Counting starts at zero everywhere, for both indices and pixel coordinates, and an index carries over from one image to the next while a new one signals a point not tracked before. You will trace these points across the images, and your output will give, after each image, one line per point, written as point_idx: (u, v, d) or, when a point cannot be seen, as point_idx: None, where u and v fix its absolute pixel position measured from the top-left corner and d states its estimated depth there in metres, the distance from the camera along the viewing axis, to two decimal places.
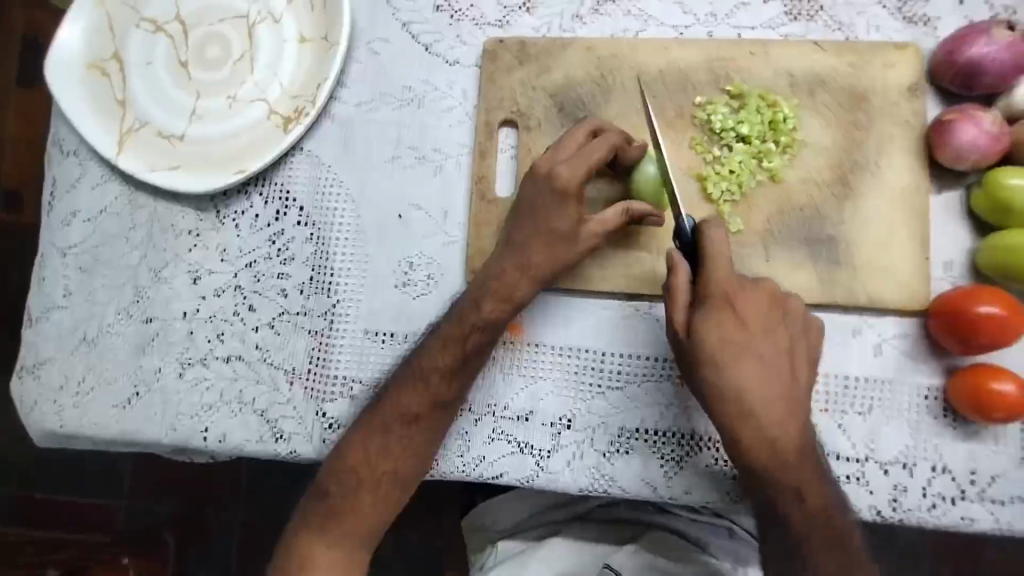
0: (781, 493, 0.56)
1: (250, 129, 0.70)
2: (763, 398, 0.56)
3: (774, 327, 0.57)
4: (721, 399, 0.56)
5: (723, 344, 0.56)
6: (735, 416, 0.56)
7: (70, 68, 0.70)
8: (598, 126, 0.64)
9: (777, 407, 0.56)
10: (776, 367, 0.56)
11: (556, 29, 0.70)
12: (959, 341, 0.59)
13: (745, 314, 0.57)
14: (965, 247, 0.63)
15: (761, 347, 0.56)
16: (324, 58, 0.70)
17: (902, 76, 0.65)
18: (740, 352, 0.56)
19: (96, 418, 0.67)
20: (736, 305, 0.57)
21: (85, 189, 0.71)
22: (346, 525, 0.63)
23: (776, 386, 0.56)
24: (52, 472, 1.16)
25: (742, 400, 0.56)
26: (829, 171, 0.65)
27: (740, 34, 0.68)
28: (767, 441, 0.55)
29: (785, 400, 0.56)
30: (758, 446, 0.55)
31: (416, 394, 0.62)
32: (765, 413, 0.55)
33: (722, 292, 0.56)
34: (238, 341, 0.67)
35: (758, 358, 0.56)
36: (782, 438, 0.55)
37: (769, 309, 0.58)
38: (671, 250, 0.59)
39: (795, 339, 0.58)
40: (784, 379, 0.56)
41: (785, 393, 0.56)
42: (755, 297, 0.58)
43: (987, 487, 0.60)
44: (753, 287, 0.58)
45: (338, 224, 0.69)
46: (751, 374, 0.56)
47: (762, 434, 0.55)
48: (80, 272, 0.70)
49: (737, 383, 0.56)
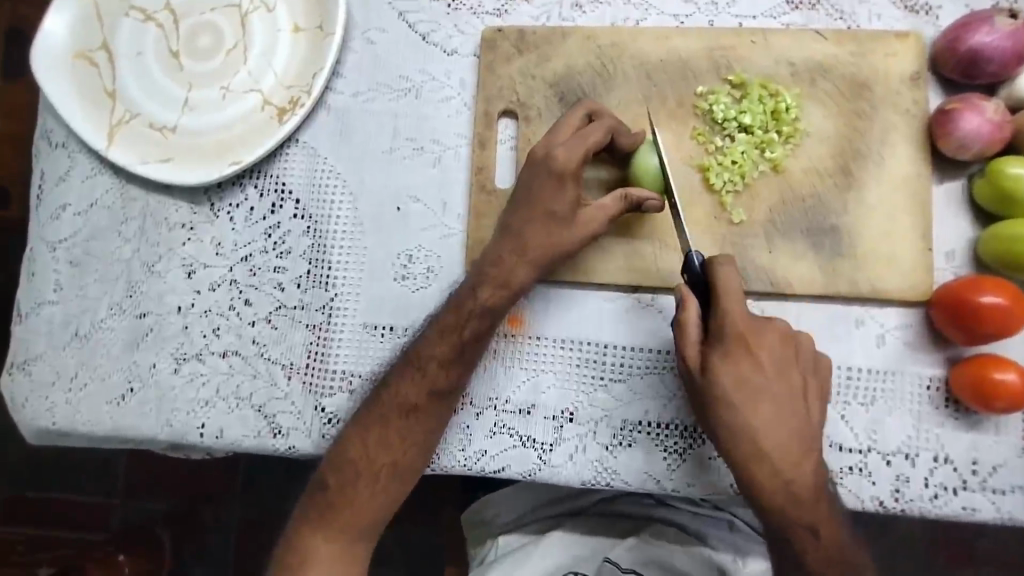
0: (797, 531, 0.55)
1: (244, 121, 0.68)
2: (779, 441, 0.56)
3: (786, 365, 0.57)
4: (735, 439, 0.56)
5: (737, 382, 0.56)
6: (751, 455, 0.56)
7: (56, 57, 0.68)
8: (595, 109, 0.64)
9: (793, 447, 0.55)
10: (790, 406, 0.56)
11: (555, 18, 0.69)
12: (963, 332, 0.59)
13: (759, 353, 0.56)
14: (967, 236, 0.63)
15: (774, 389, 0.56)
16: (319, 48, 0.68)
17: (904, 64, 0.64)
18: (754, 393, 0.56)
19: (90, 414, 0.65)
20: (750, 345, 0.56)
21: (75, 181, 0.69)
22: (345, 518, 0.62)
23: (791, 426, 0.56)
24: (44, 471, 1.15)
25: (758, 441, 0.55)
26: (831, 161, 0.64)
27: (741, 23, 0.67)
28: (779, 479, 0.55)
29: (800, 442, 0.56)
30: (774, 485, 0.55)
31: (413, 383, 0.61)
32: (781, 453, 0.55)
33: (737, 333, 0.56)
34: (235, 336, 0.66)
35: (772, 399, 0.56)
36: (798, 479, 0.55)
37: (781, 346, 0.58)
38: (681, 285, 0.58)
39: (806, 376, 0.58)
40: (798, 421, 0.56)
41: (800, 434, 0.56)
42: (769, 335, 0.57)
43: (989, 477, 0.60)
44: (766, 325, 0.58)
45: (336, 216, 0.67)
46: (765, 414, 0.56)
47: (778, 475, 0.55)
48: (71, 266, 0.68)
49: (751, 424, 0.56)
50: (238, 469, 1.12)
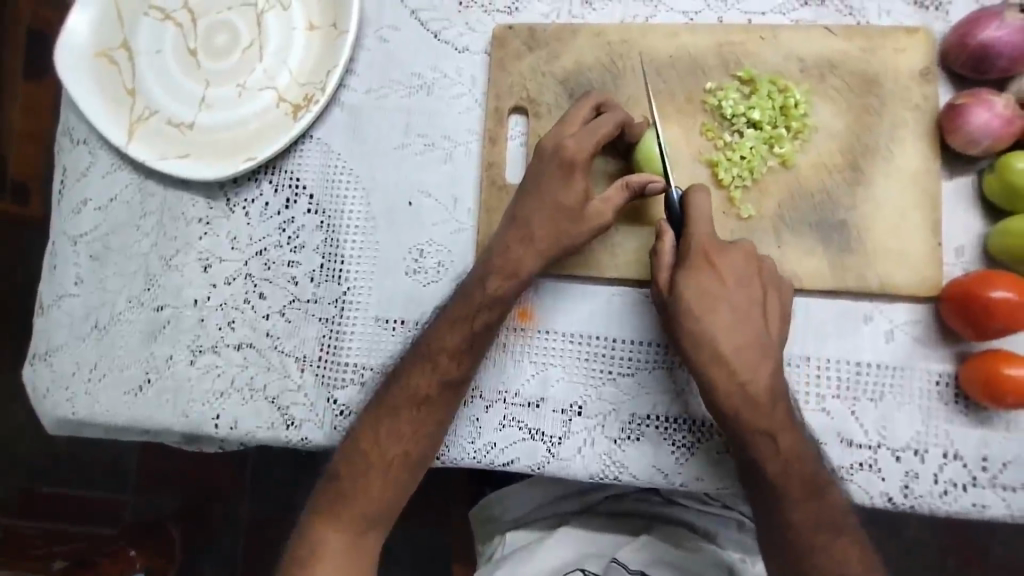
0: (754, 435, 0.57)
1: (259, 117, 0.70)
2: (736, 344, 0.58)
3: (748, 279, 0.60)
4: (696, 346, 0.59)
5: (700, 292, 0.59)
6: (710, 358, 0.58)
7: (78, 55, 0.70)
8: (603, 101, 0.64)
9: (749, 352, 0.58)
10: (749, 316, 0.59)
11: (565, 15, 0.70)
12: (971, 326, 0.59)
13: (720, 266, 0.60)
14: (977, 232, 0.63)
15: (735, 299, 0.59)
16: (333, 46, 0.69)
17: (915, 60, 0.64)
18: (714, 301, 0.59)
19: (108, 404, 0.67)
20: (713, 260, 0.60)
21: (95, 177, 0.71)
22: (358, 507, 0.63)
23: (749, 334, 0.59)
24: (61, 466, 1.17)
25: (717, 344, 0.58)
26: (840, 156, 0.64)
27: (750, 20, 0.68)
28: (737, 381, 0.58)
29: (757, 348, 0.58)
30: (731, 390, 0.58)
31: (425, 374, 0.62)
32: (739, 360, 0.58)
33: (700, 249, 0.59)
34: (250, 329, 0.67)
35: (732, 308, 0.59)
36: (753, 382, 0.58)
37: (745, 264, 0.60)
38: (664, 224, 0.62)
39: (769, 293, 0.60)
40: (754, 329, 0.59)
41: (757, 342, 0.58)
42: (732, 253, 0.60)
43: (999, 473, 0.60)
44: (732, 246, 0.61)
45: (349, 212, 0.69)
46: (724, 323, 0.59)
47: (735, 379, 0.58)
48: (91, 260, 0.70)
49: (710, 329, 0.59)
50: (246, 463, 1.13)
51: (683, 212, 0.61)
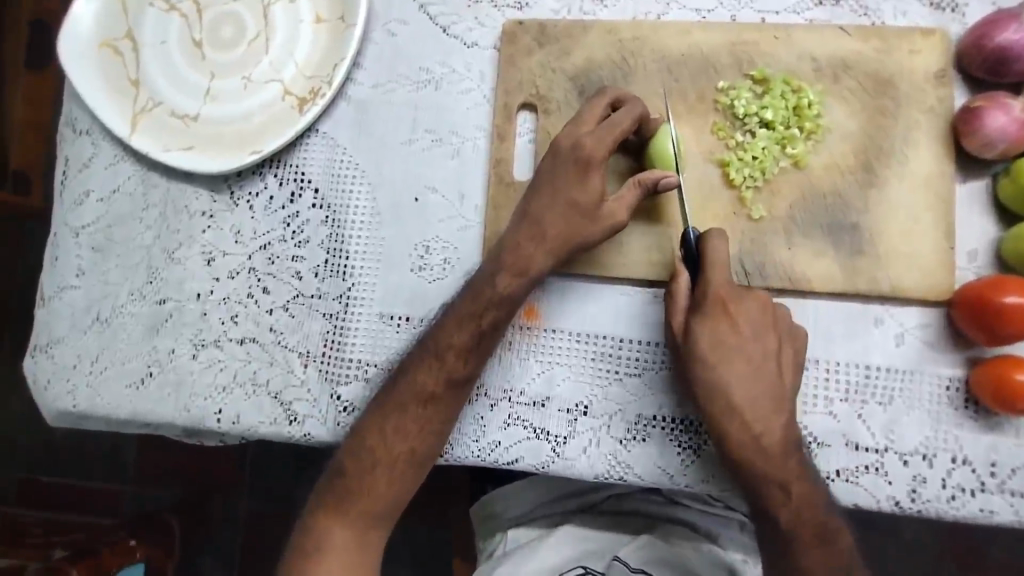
0: (767, 485, 0.58)
1: (265, 110, 0.69)
2: (750, 397, 0.58)
3: (763, 330, 0.59)
4: (709, 397, 0.59)
5: (715, 342, 0.59)
6: (723, 410, 0.59)
7: (82, 45, 0.69)
8: (619, 96, 0.63)
9: (762, 405, 0.58)
10: (764, 367, 0.59)
11: (576, 11, 0.69)
12: (983, 331, 0.58)
13: (736, 316, 0.59)
14: (990, 236, 0.63)
15: (750, 351, 0.59)
16: (340, 39, 0.69)
17: (930, 61, 0.64)
18: (729, 352, 0.59)
19: (109, 397, 0.66)
20: (729, 310, 0.59)
21: (97, 168, 0.70)
22: (361, 505, 0.63)
23: (764, 389, 0.58)
24: (57, 457, 1.16)
25: (730, 397, 0.58)
26: (853, 158, 0.64)
27: (763, 18, 0.67)
28: (750, 434, 0.58)
29: (771, 402, 0.58)
30: (743, 440, 0.58)
31: (431, 371, 0.61)
32: (753, 413, 0.58)
33: (717, 298, 0.59)
34: (253, 324, 0.67)
35: (747, 359, 0.59)
36: (766, 435, 0.58)
37: (761, 313, 0.60)
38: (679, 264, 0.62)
39: (784, 343, 0.59)
40: (769, 382, 0.58)
41: (771, 395, 0.58)
42: (749, 302, 0.60)
43: (1008, 479, 0.59)
44: (748, 293, 0.60)
45: (354, 207, 0.68)
46: (738, 375, 0.59)
47: (747, 431, 0.58)
48: (93, 252, 0.69)
49: (725, 380, 0.59)
50: (246, 455, 1.13)
51: (701, 256, 0.60)
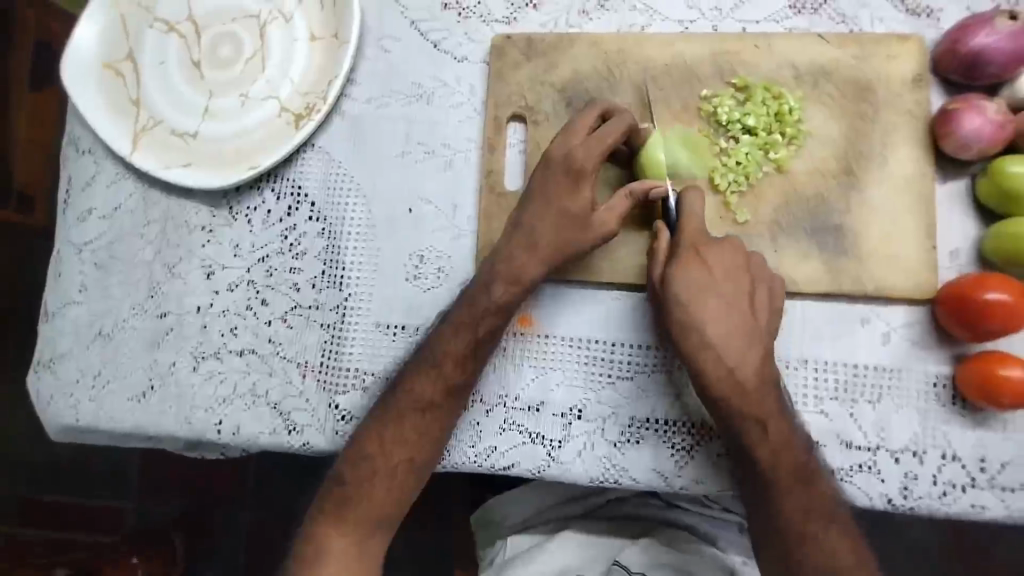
0: (744, 422, 0.60)
1: (262, 127, 0.71)
2: (722, 332, 0.61)
3: (736, 273, 0.62)
4: (685, 334, 0.61)
5: (691, 284, 0.62)
6: (699, 346, 0.61)
7: (84, 67, 0.71)
8: (607, 108, 0.65)
9: (735, 341, 0.61)
10: (737, 307, 0.62)
11: (562, 25, 0.71)
12: (967, 328, 0.59)
13: (710, 258, 0.63)
14: (971, 235, 0.64)
15: (723, 290, 0.62)
16: (334, 56, 0.71)
17: (908, 66, 0.65)
18: (703, 292, 0.62)
19: (112, 411, 0.68)
20: (702, 253, 0.63)
21: (100, 186, 0.72)
22: (362, 512, 0.64)
23: (736, 325, 0.61)
24: (62, 475, 1.17)
25: (704, 333, 0.61)
26: (835, 162, 0.65)
27: (744, 28, 0.69)
28: (724, 367, 0.60)
29: (744, 337, 0.61)
30: (718, 376, 0.60)
31: (429, 379, 0.63)
32: (726, 347, 0.61)
33: (689, 242, 0.62)
34: (252, 335, 0.68)
35: (719, 297, 0.62)
36: (740, 369, 0.60)
37: (737, 261, 0.63)
38: (659, 223, 0.65)
39: (758, 284, 0.62)
40: (741, 318, 0.62)
41: (744, 334, 0.61)
42: (722, 247, 0.63)
43: (998, 474, 0.60)
44: (720, 240, 0.63)
45: (350, 219, 0.69)
46: (712, 314, 0.62)
47: (721, 368, 0.60)
48: (96, 268, 0.71)
49: (700, 317, 0.62)
50: (249, 471, 1.14)
51: (679, 217, 0.64)
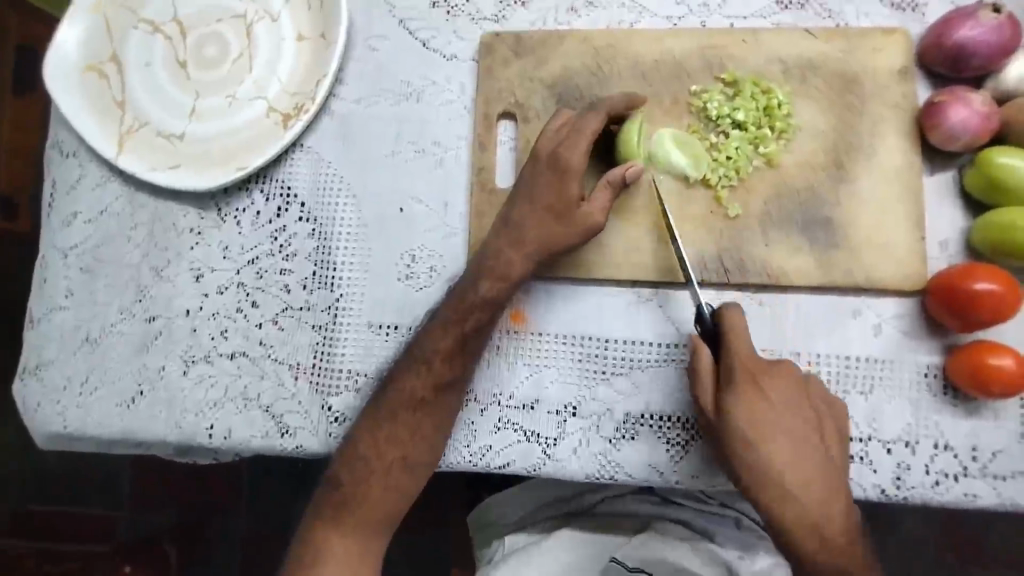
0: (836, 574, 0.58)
1: (250, 127, 0.70)
2: (799, 478, 0.58)
3: (797, 402, 0.60)
4: (761, 482, 0.59)
5: (755, 420, 0.59)
6: (776, 496, 0.59)
7: (67, 69, 0.70)
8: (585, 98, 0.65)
9: (817, 486, 0.58)
10: (804, 438, 0.59)
11: (551, 22, 0.71)
12: (957, 318, 0.59)
13: (768, 388, 0.59)
14: (960, 226, 0.64)
15: (789, 426, 0.59)
16: (322, 55, 0.70)
17: (893, 59, 0.66)
18: (768, 431, 0.59)
19: (100, 417, 0.67)
20: (760, 382, 0.59)
21: (85, 189, 0.71)
22: (357, 514, 0.64)
23: (813, 463, 0.59)
24: (50, 486, 1.15)
25: (782, 482, 0.58)
26: (824, 155, 0.66)
27: (732, 24, 0.69)
28: (807, 519, 0.58)
29: (824, 485, 0.58)
30: (800, 522, 0.58)
31: (420, 376, 0.62)
32: (806, 496, 0.58)
33: (746, 371, 0.59)
34: (242, 338, 0.67)
35: (788, 435, 0.59)
36: (827, 524, 0.58)
37: (793, 387, 0.60)
38: (695, 336, 0.61)
39: (823, 416, 0.60)
40: (815, 457, 0.59)
41: (821, 470, 0.58)
42: (778, 374, 0.60)
43: (989, 463, 0.60)
44: (775, 365, 0.60)
45: (340, 218, 0.69)
46: (784, 449, 0.59)
47: (804, 511, 0.58)
48: (82, 272, 0.70)
49: (773, 465, 0.59)
50: (242, 478, 1.13)
51: (716, 328, 0.60)
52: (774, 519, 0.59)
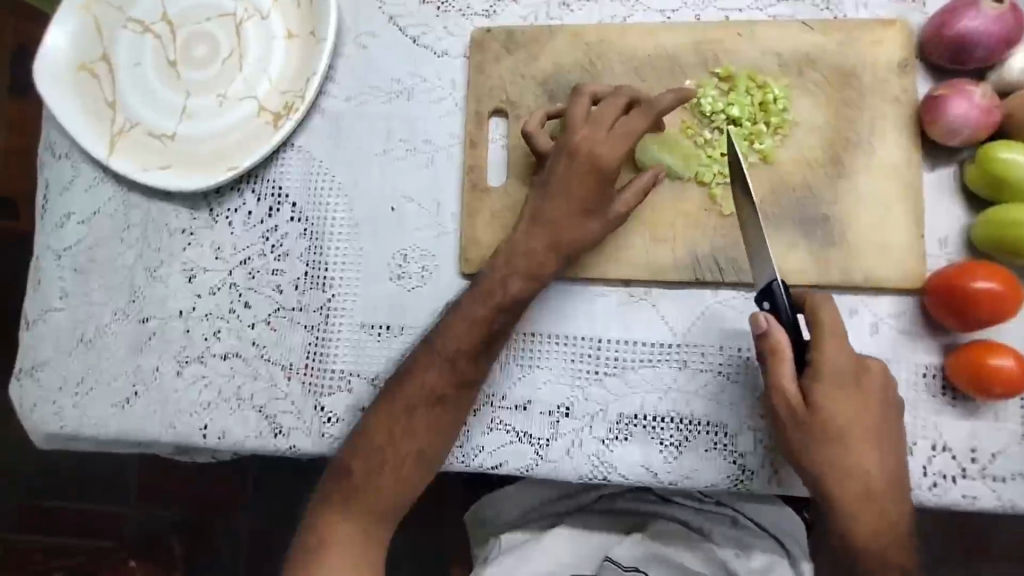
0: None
1: (242, 127, 0.70)
2: (883, 477, 0.55)
3: (886, 403, 0.57)
4: (846, 479, 0.55)
5: (847, 416, 0.55)
6: (861, 495, 0.55)
7: (58, 70, 0.70)
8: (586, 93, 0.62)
9: (896, 486, 0.56)
10: (888, 438, 0.56)
11: (543, 17, 0.70)
12: (956, 318, 0.58)
13: (862, 385, 0.56)
14: (961, 223, 0.63)
15: (878, 425, 0.56)
16: (312, 53, 0.70)
17: (892, 52, 0.64)
18: (860, 427, 0.55)
19: (96, 417, 0.67)
20: (855, 377, 0.56)
21: (78, 190, 0.71)
22: (370, 505, 0.62)
23: (895, 466, 0.56)
24: (60, 481, 1.17)
25: (867, 480, 0.55)
26: (821, 151, 0.64)
27: (727, 17, 0.68)
28: (885, 522, 0.55)
29: (899, 484, 0.56)
30: (878, 526, 0.55)
31: (441, 372, 0.61)
32: (888, 497, 0.55)
33: (841, 366, 0.56)
34: (235, 339, 0.68)
35: (876, 433, 0.56)
36: (900, 525, 0.56)
37: (882, 385, 0.57)
38: (772, 320, 0.57)
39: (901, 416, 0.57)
40: (896, 457, 0.56)
41: (898, 471, 0.56)
42: (872, 371, 0.57)
43: (989, 464, 0.59)
44: (868, 362, 0.57)
45: (332, 218, 0.69)
46: (871, 449, 0.55)
47: (885, 513, 0.55)
48: (76, 273, 0.70)
49: (860, 462, 0.55)
50: (246, 478, 1.13)
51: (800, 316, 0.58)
52: (848, 518, 0.55)
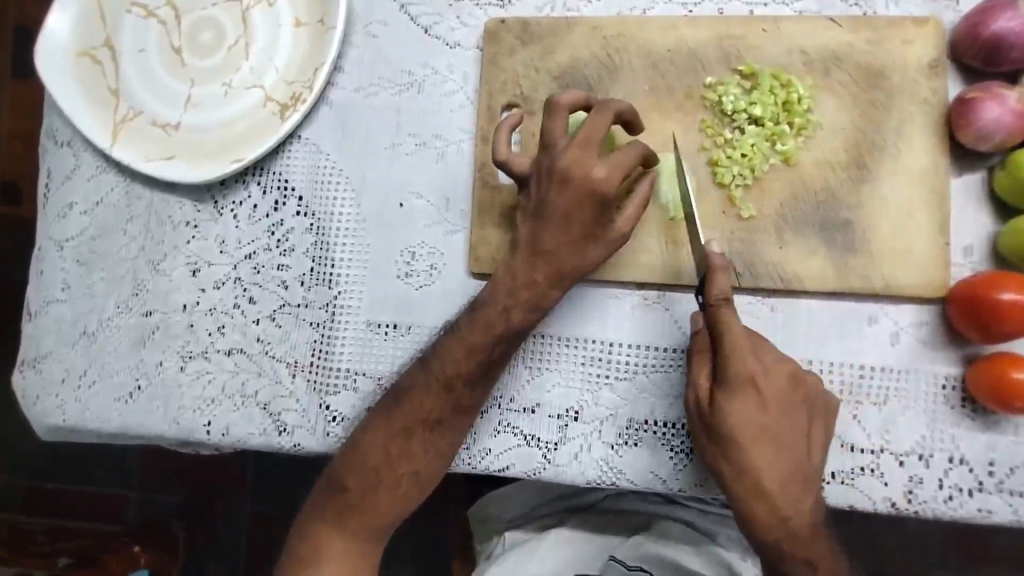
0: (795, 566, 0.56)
1: (247, 117, 0.68)
2: (776, 477, 0.55)
3: (791, 406, 0.55)
4: (738, 475, 0.56)
5: (741, 420, 0.55)
6: (749, 491, 0.56)
7: (60, 55, 0.68)
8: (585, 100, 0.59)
9: (793, 485, 0.55)
10: (787, 439, 0.55)
11: (560, 8, 0.68)
12: (979, 329, 0.56)
13: (763, 391, 0.55)
14: (986, 231, 0.61)
15: (779, 427, 0.55)
16: (319, 41, 0.67)
17: (922, 52, 0.62)
18: (755, 431, 0.55)
19: (98, 411, 0.66)
20: (755, 381, 0.55)
21: (80, 179, 0.70)
22: (368, 516, 0.62)
23: (791, 466, 0.55)
24: (64, 464, 1.17)
25: (758, 480, 0.55)
26: (844, 153, 0.62)
27: (751, 11, 0.65)
28: (776, 515, 0.55)
29: (797, 481, 0.55)
30: (769, 520, 0.56)
31: (431, 392, 0.60)
32: (781, 494, 0.55)
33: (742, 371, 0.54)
34: (240, 335, 0.66)
35: (774, 435, 0.55)
36: (794, 518, 0.55)
37: (789, 386, 0.55)
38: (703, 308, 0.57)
39: (814, 416, 0.56)
40: (797, 457, 0.55)
41: (799, 470, 0.55)
42: (778, 374, 0.55)
43: (1006, 478, 0.58)
44: (777, 364, 0.55)
45: (339, 214, 0.67)
46: (767, 451, 0.55)
47: (776, 509, 0.55)
48: (79, 265, 0.69)
49: (752, 462, 0.55)
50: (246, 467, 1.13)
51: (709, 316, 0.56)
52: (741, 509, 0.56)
